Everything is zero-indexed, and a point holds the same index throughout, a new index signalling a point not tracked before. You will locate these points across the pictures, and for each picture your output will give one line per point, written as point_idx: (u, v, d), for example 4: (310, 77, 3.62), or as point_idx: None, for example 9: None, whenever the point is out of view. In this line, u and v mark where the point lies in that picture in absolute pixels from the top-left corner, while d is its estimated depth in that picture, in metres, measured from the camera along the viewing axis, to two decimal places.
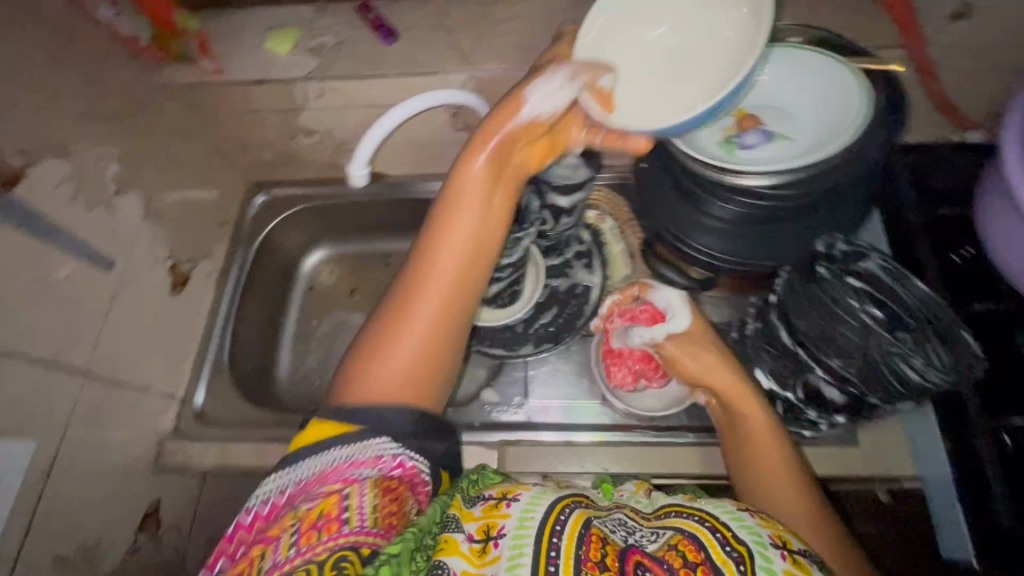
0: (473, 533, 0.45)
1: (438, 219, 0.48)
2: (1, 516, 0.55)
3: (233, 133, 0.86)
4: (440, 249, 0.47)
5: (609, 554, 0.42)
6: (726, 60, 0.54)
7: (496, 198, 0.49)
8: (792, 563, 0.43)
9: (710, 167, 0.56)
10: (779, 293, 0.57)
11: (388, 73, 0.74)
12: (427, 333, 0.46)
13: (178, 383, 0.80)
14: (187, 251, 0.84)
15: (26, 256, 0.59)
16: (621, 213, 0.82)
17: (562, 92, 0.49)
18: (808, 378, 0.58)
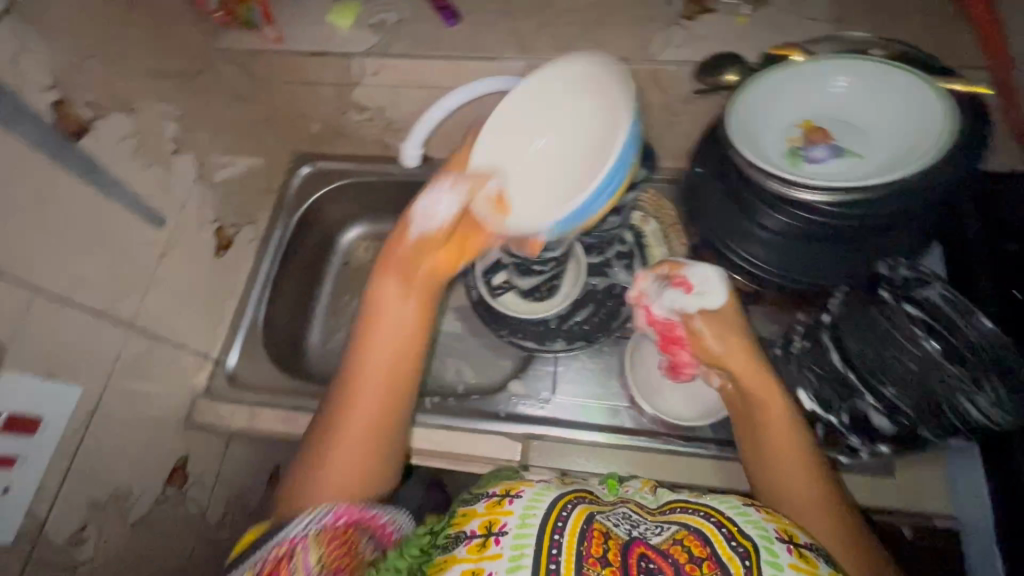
0: (475, 531, 0.50)
1: (360, 345, 0.57)
2: (45, 457, 0.56)
3: (287, 103, 0.87)
4: (366, 367, 0.57)
5: (612, 549, 0.45)
6: (573, 146, 0.59)
7: (413, 306, 0.58)
8: (797, 557, 0.46)
9: (773, 179, 0.54)
10: (835, 313, 0.57)
11: (447, 54, 0.74)
12: (361, 444, 0.55)
13: (213, 344, 0.82)
14: (232, 216, 0.85)
15: (87, 206, 0.59)
16: (667, 216, 0.79)
17: (446, 203, 0.58)
18: (857, 404, 0.58)
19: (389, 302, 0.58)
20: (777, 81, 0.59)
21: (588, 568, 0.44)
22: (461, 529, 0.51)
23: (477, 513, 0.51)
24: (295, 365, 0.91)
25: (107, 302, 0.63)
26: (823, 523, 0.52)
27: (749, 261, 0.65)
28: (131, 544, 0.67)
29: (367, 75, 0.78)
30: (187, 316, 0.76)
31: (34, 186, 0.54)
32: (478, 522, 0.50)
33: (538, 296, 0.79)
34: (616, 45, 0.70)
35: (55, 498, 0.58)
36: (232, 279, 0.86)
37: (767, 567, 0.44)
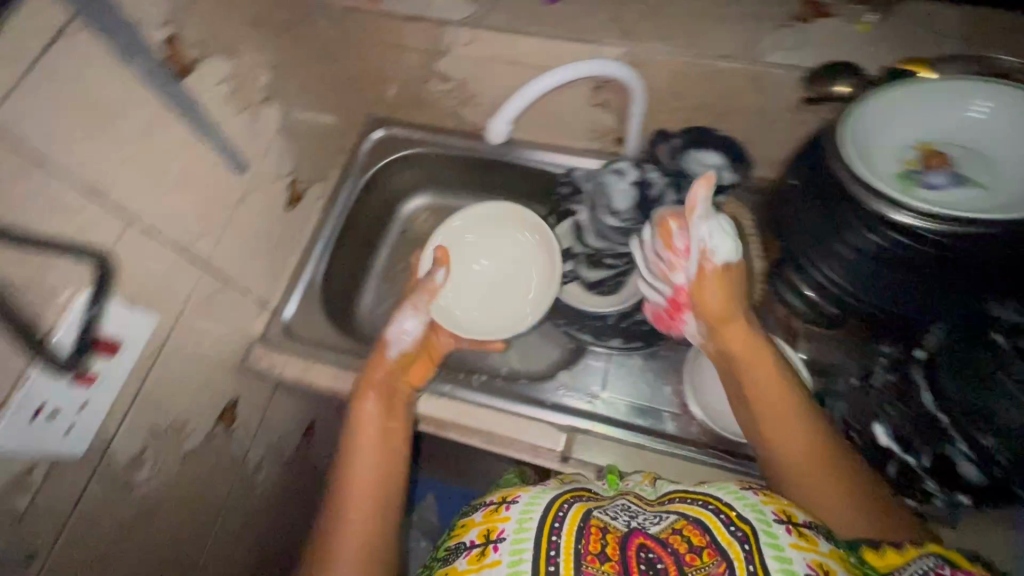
0: (476, 539, 0.50)
1: (343, 459, 0.61)
2: (120, 379, 0.58)
3: (371, 65, 0.87)
4: (353, 463, 0.60)
5: (610, 544, 0.46)
6: (510, 269, 0.84)
7: (385, 422, 0.64)
8: (798, 536, 0.45)
9: (874, 194, 0.52)
10: (933, 350, 0.59)
11: (543, 33, 0.72)
12: (361, 536, 0.55)
13: (273, 294, 0.83)
14: (306, 171, 0.86)
15: (184, 143, 0.61)
16: (742, 228, 0.77)
17: (413, 326, 0.73)
18: (942, 450, 0.56)
19: (365, 417, 0.64)
20: (900, 97, 0.56)
21: (588, 565, 0.44)
22: (462, 541, 0.52)
23: (476, 523, 0.52)
24: (347, 324, 0.93)
25: (189, 238, 0.64)
26: (823, 483, 0.51)
27: (828, 280, 0.63)
28: (181, 473, 0.70)
29: (458, 46, 0.77)
30: (254, 263, 0.78)
31: (138, 119, 0.55)
32: (477, 532, 0.51)
33: (603, 291, 0.76)
34: (719, 41, 0.67)
35: (122, 418, 0.60)
36: (297, 233, 0.87)
37: (768, 552, 0.43)
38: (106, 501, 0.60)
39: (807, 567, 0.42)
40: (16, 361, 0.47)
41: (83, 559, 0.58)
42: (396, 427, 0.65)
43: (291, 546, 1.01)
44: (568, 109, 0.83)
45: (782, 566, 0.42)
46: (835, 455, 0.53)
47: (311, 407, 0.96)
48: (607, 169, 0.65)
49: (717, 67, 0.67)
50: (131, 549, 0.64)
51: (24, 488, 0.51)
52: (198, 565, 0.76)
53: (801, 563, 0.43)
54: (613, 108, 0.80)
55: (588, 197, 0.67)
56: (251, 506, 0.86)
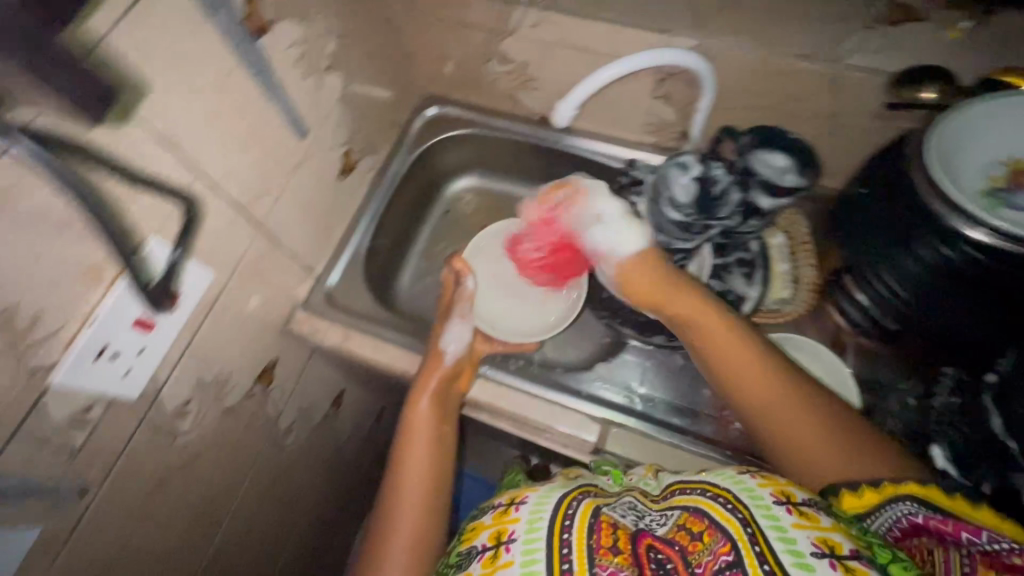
0: (487, 542, 0.50)
1: (396, 460, 0.64)
2: (173, 333, 0.59)
3: (432, 41, 0.86)
4: (403, 466, 0.63)
5: (621, 539, 0.46)
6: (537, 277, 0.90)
7: (434, 435, 0.66)
8: (799, 516, 0.43)
9: (943, 203, 0.51)
10: (1004, 371, 0.55)
11: (615, 19, 0.71)
12: (408, 533, 0.58)
13: (319, 260, 0.84)
14: (361, 143, 0.86)
15: (252, 102, 0.61)
16: (798, 236, 0.77)
17: (461, 332, 0.75)
18: (1009, 479, 0.50)
19: (416, 425, 0.66)
20: (1004, 109, 0.54)
21: (601, 559, 0.44)
22: (473, 545, 0.51)
23: (486, 527, 0.52)
24: (386, 297, 0.94)
25: (248, 198, 0.65)
26: (795, 433, 0.52)
27: (886, 291, 0.62)
28: (220, 426, 0.71)
29: (524, 26, 0.76)
30: (305, 229, 0.78)
31: (213, 75, 0.55)
32: (489, 535, 0.50)
33: None
34: (800, 39, 0.65)
35: (173, 367, 0.61)
36: (347, 202, 0.87)
37: (772, 535, 0.42)
38: (152, 445, 0.61)
39: (811, 546, 0.40)
40: (85, 301, 0.48)
41: (123, 498, 0.60)
42: (443, 439, 0.66)
43: (311, 508, 1.03)
44: (628, 100, 0.81)
45: (789, 551, 0.40)
46: (801, 401, 0.54)
47: (344, 375, 0.98)
48: (670, 163, 0.64)
49: (794, 66, 0.65)
50: (169, 495, 0.66)
51: (83, 425, 0.52)
52: (225, 516, 0.79)
53: (805, 541, 0.41)
54: (675, 102, 0.78)
55: (649, 189, 0.65)
56: (279, 466, 0.88)
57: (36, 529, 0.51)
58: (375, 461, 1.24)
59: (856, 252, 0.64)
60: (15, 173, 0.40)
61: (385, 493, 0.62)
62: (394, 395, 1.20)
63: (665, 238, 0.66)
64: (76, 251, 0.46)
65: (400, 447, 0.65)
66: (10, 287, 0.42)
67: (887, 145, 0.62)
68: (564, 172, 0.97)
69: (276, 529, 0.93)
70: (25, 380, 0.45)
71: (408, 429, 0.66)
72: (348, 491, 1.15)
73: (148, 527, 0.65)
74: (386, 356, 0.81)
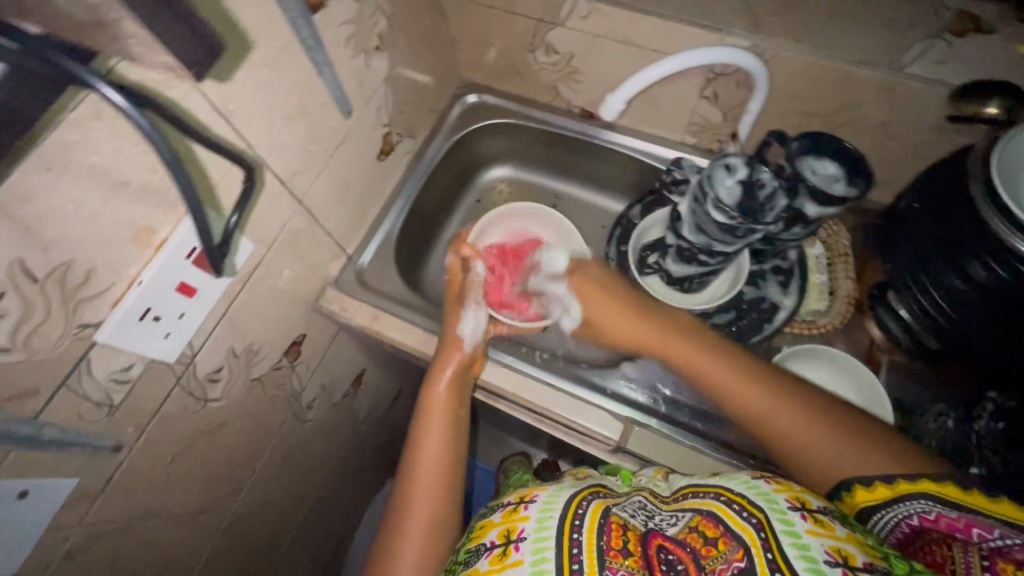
0: (496, 539, 0.48)
1: (412, 447, 0.64)
2: (210, 302, 0.59)
3: (479, 28, 0.85)
4: (418, 454, 0.63)
5: (631, 540, 0.45)
6: None
7: (448, 427, 0.65)
8: (813, 523, 0.43)
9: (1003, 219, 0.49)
10: None
11: (669, 15, 0.69)
12: (423, 523, 0.58)
13: (351, 240, 0.85)
14: (402, 125, 0.86)
15: (302, 77, 0.61)
16: (837, 247, 0.75)
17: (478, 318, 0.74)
18: None
19: (432, 418, 0.65)
20: None
21: (610, 560, 0.43)
22: (483, 541, 0.49)
23: (494, 524, 0.51)
24: (414, 280, 0.94)
25: (291, 173, 0.65)
26: (790, 434, 0.55)
27: (930, 305, 0.60)
28: (246, 397, 0.72)
29: (575, 17, 0.74)
30: (342, 207, 0.79)
31: (270, 47, 0.55)
32: (497, 532, 0.49)
33: (686, 288, 0.75)
34: (860, 46, 0.63)
35: (208, 335, 0.61)
36: (383, 184, 0.88)
37: (785, 540, 0.41)
38: (183, 410, 0.62)
39: (825, 554, 0.40)
40: (133, 264, 0.49)
41: (152, 459, 0.61)
42: (455, 430, 0.66)
43: (323, 484, 1.05)
44: (673, 98, 0.80)
45: (802, 556, 0.40)
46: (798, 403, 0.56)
47: (367, 354, 0.99)
48: (717, 162, 0.61)
49: (852, 73, 0.63)
50: (194, 460, 0.68)
51: (122, 384, 0.53)
52: (243, 484, 0.80)
53: (820, 550, 0.41)
54: (722, 103, 0.77)
55: (692, 189, 0.63)
56: (298, 440, 0.89)
57: (72, 481, 0.52)
58: (388, 443, 1.25)
59: (906, 267, 0.62)
60: (81, 133, 0.41)
61: (401, 481, 0.62)
62: (411, 379, 1.21)
63: (705, 240, 0.64)
64: (129, 213, 0.46)
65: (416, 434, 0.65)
66: (68, 245, 0.43)
67: (937, 161, 0.62)
68: (600, 167, 0.96)
69: (290, 501, 0.95)
70: (73, 336, 0.46)
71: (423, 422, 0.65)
72: (359, 470, 1.17)
73: (173, 489, 0.66)
74: (412, 339, 0.81)
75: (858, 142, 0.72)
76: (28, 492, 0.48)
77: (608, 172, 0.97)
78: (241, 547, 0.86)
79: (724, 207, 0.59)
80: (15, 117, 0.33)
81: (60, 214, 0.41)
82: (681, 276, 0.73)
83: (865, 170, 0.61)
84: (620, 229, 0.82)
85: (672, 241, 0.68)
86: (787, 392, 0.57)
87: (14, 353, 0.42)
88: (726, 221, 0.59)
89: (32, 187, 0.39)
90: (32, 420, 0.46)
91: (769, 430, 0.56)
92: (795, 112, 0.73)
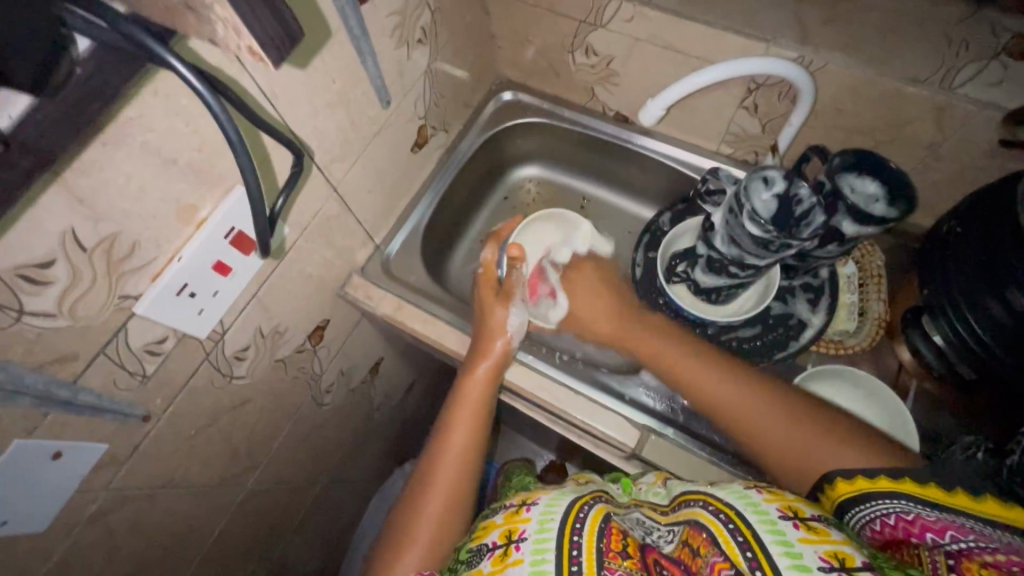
0: (497, 539, 0.47)
1: (440, 436, 0.65)
2: (239, 287, 0.60)
3: (520, 26, 0.85)
4: (444, 443, 0.64)
5: (630, 545, 0.45)
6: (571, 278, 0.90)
7: (474, 423, 0.66)
8: (807, 531, 0.42)
9: None
10: None
11: (714, 22, 0.68)
12: (439, 509, 0.59)
13: (380, 229, 0.86)
14: (437, 118, 0.86)
15: (347, 66, 0.61)
16: (871, 267, 0.73)
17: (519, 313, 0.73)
18: None
19: (462, 411, 0.67)
20: None
21: (610, 561, 0.42)
22: (483, 542, 0.49)
23: (497, 525, 0.50)
24: (439, 274, 0.95)
25: (329, 160, 0.66)
26: (773, 437, 0.56)
27: (963, 332, 0.59)
28: (270, 376, 0.74)
29: (618, 20, 0.74)
30: (374, 196, 0.80)
31: (320, 35, 0.55)
32: (499, 533, 0.48)
33: (713, 299, 0.74)
34: (912, 63, 0.62)
35: (238, 314, 0.63)
36: (415, 176, 0.88)
37: (775, 549, 0.40)
38: (210, 385, 0.64)
39: (818, 561, 0.39)
40: (175, 239, 0.50)
41: (177, 430, 0.63)
42: (481, 426, 0.66)
43: (335, 468, 1.06)
44: (712, 107, 0.79)
45: (787, 555, 0.40)
46: (784, 406, 0.57)
47: (387, 343, 1.00)
48: (754, 175, 0.60)
49: (901, 91, 0.62)
50: (215, 434, 0.69)
51: (155, 356, 0.54)
52: (260, 462, 0.82)
53: (812, 557, 0.40)
54: (762, 114, 0.76)
55: (728, 200, 0.62)
56: (314, 423, 0.91)
57: (102, 445, 0.54)
58: (400, 432, 1.26)
59: (942, 292, 0.60)
60: (139, 110, 0.42)
61: (423, 467, 0.63)
62: (427, 370, 1.22)
63: (737, 252, 0.62)
64: (175, 190, 0.48)
65: (445, 424, 0.66)
66: (116, 217, 0.44)
67: (981, 187, 0.61)
68: (633, 172, 0.96)
69: (302, 482, 0.96)
70: (115, 306, 0.47)
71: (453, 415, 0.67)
72: (370, 457, 1.18)
73: (194, 461, 0.68)
74: (434, 332, 0.82)
75: (902, 161, 0.71)
76: (62, 453, 0.50)
77: (638, 177, 0.96)
78: (253, 523, 0.88)
79: (759, 220, 0.58)
80: (91, 96, 0.33)
81: (112, 187, 0.43)
82: (708, 287, 0.72)
83: (907, 191, 0.59)
84: (648, 236, 0.85)
85: (704, 251, 0.68)
86: (771, 396, 0.59)
87: (60, 318, 0.44)
88: (761, 233, 0.58)
89: (89, 160, 0.40)
90: (70, 384, 0.48)
91: (752, 433, 0.58)
92: (837, 128, 0.71)
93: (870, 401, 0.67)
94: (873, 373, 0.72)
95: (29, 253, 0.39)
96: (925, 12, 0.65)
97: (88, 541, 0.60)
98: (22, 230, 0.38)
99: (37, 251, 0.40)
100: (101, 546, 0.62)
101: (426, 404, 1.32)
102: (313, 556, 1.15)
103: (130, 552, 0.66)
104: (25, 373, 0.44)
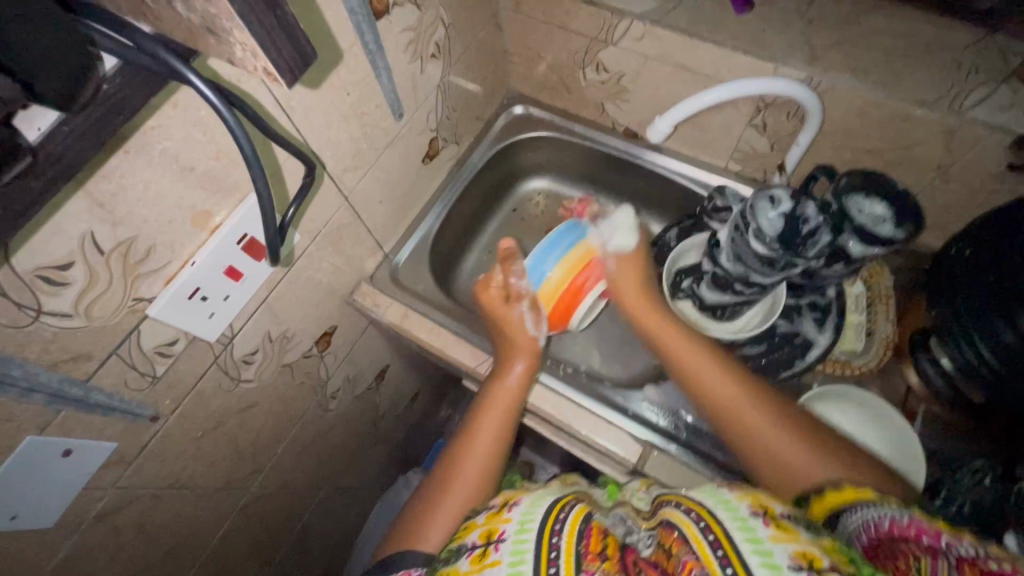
0: (476, 540, 0.47)
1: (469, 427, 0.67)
2: (246, 296, 0.60)
3: (532, 42, 0.87)
4: (473, 433, 0.66)
5: (610, 547, 0.44)
6: None
7: (503, 415, 0.67)
8: (776, 529, 0.41)
9: None
10: None
11: (724, 41, 0.69)
12: (459, 495, 0.59)
13: (390, 239, 0.87)
14: (448, 131, 0.88)
15: (362, 80, 0.63)
16: (880, 288, 0.73)
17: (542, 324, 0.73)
18: None
19: (504, 383, 0.70)
20: None
21: (588, 564, 0.41)
22: (464, 542, 0.49)
23: (477, 525, 0.50)
24: (447, 283, 0.96)
25: (341, 170, 0.67)
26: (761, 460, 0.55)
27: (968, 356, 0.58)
28: (276, 381, 0.75)
29: (629, 38, 0.75)
30: (385, 206, 0.81)
31: (337, 49, 0.57)
32: (479, 533, 0.48)
33: (717, 315, 0.73)
34: (920, 86, 0.62)
35: (250, 317, 0.64)
36: (426, 186, 0.90)
37: (747, 549, 0.39)
38: (218, 389, 0.65)
39: (789, 560, 0.38)
40: (190, 243, 0.51)
41: (185, 431, 0.64)
42: (508, 420, 0.68)
43: (338, 474, 1.07)
44: (720, 124, 0.80)
45: (759, 554, 0.39)
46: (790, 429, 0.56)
47: (391, 352, 1.01)
48: (760, 194, 0.60)
49: (910, 114, 0.62)
50: (222, 436, 0.70)
51: (165, 358, 0.55)
52: (264, 466, 0.82)
53: (783, 556, 0.38)
54: (770, 133, 0.76)
55: (734, 218, 0.62)
56: (319, 428, 0.92)
57: (111, 445, 0.55)
58: (404, 440, 1.27)
59: (951, 315, 0.60)
60: (159, 120, 0.43)
61: (449, 456, 0.65)
62: (431, 378, 1.23)
63: (742, 269, 0.62)
64: (190, 197, 0.49)
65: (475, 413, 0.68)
66: (133, 222, 0.45)
67: (986, 212, 0.62)
68: (643, 187, 0.96)
69: (305, 487, 0.97)
70: (128, 308, 0.49)
71: (492, 388, 0.70)
72: (374, 465, 1.19)
73: (200, 463, 0.69)
74: (439, 341, 0.82)
75: (912, 182, 0.71)
76: (72, 451, 0.51)
77: (646, 192, 0.97)
78: (256, 526, 0.89)
79: (764, 238, 0.58)
80: (117, 109, 0.35)
81: (132, 192, 0.44)
82: (712, 303, 0.71)
83: (915, 212, 0.60)
84: (655, 250, 0.85)
85: (709, 268, 0.68)
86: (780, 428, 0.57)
87: (75, 319, 0.45)
88: (766, 251, 0.58)
89: (111, 166, 0.42)
90: (84, 383, 0.49)
91: (749, 432, 0.58)
92: (846, 148, 0.72)
93: (876, 423, 0.67)
94: (881, 394, 0.72)
95: (51, 256, 0.41)
96: (933, 36, 0.66)
97: (93, 540, 0.60)
98: (44, 234, 0.40)
99: (57, 254, 0.41)
100: (105, 544, 0.62)
101: (429, 413, 1.33)
102: (313, 562, 1.14)
103: (134, 551, 0.67)
104: (40, 372, 0.45)
